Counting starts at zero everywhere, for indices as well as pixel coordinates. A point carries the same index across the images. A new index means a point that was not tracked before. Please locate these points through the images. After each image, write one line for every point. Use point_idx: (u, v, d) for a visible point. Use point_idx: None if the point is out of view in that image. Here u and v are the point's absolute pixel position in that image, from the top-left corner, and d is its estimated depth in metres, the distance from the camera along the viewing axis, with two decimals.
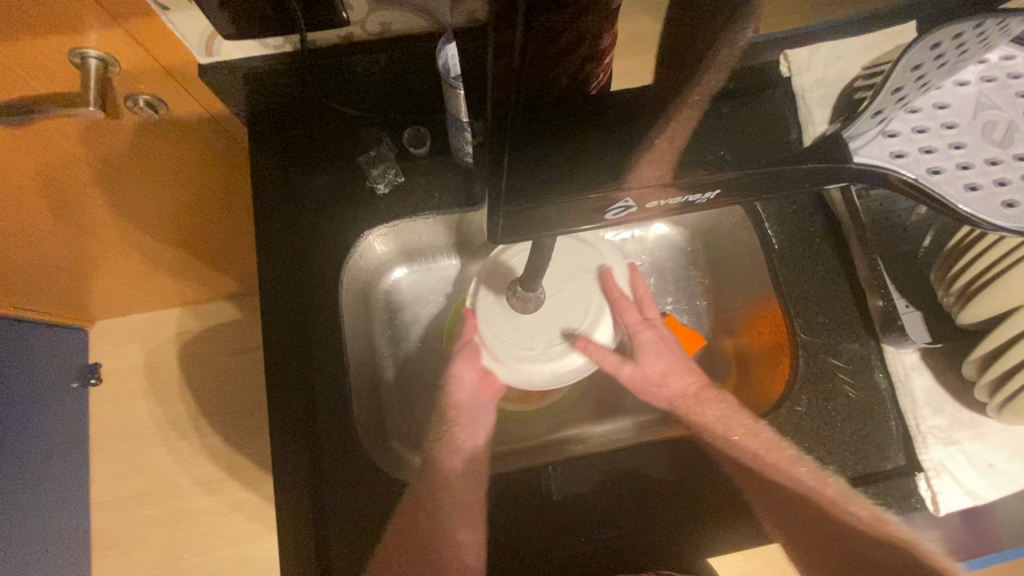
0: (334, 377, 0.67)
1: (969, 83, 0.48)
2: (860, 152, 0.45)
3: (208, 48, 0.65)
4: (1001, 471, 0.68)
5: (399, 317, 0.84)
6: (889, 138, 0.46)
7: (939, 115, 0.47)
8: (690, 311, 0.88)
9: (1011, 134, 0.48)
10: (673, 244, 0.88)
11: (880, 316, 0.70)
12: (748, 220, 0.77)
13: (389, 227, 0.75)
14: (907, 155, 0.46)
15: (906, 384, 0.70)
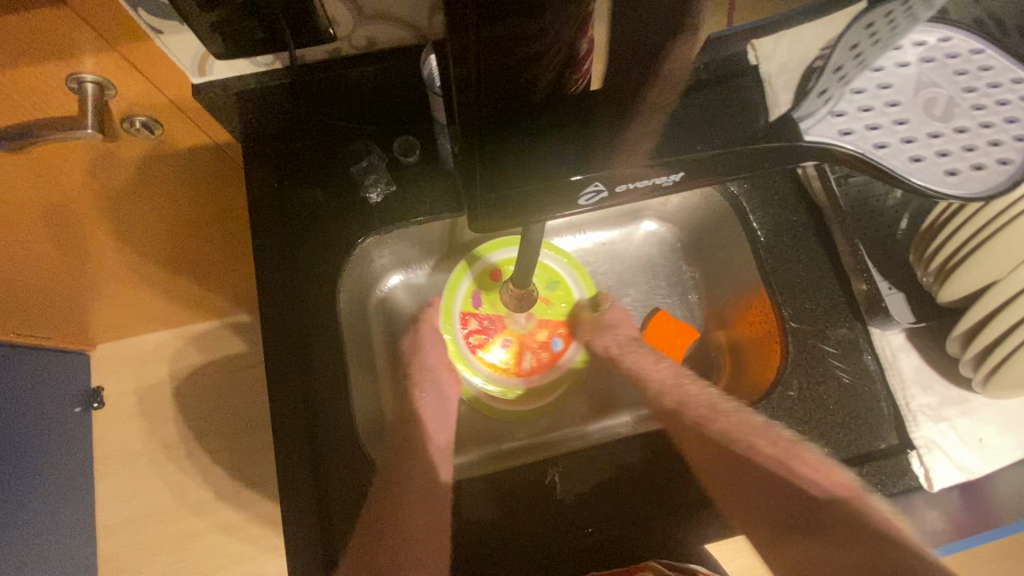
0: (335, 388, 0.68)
1: (909, 63, 0.51)
2: (810, 132, 0.48)
3: (201, 68, 0.63)
4: (992, 446, 0.69)
5: (399, 325, 0.85)
6: (836, 117, 0.49)
7: (884, 94, 0.50)
8: (682, 305, 0.90)
9: (948, 108, 0.51)
10: (663, 239, 0.91)
11: (864, 299, 0.72)
12: (732, 212, 0.79)
13: (379, 236, 0.76)
14: (854, 131, 0.49)
15: (894, 364, 0.72)
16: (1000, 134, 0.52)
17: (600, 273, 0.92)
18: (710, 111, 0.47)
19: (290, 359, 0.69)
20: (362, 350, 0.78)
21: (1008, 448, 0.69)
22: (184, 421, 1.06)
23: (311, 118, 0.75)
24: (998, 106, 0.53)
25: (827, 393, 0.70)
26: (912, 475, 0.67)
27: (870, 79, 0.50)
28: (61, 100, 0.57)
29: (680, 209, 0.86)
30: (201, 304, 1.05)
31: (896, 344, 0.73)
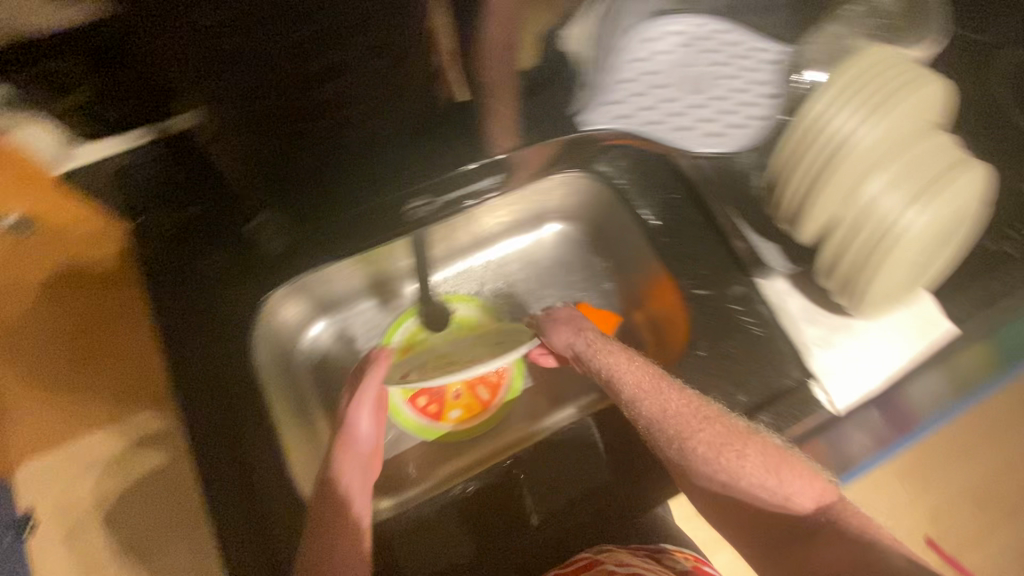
0: (268, 452, 0.61)
1: (669, 53, 0.78)
2: (591, 121, 0.74)
3: (61, 151, 0.59)
4: (885, 360, 0.68)
5: (331, 368, 0.76)
6: (616, 108, 0.75)
7: (654, 80, 0.77)
8: (599, 295, 0.84)
9: (704, 84, 0.77)
10: (570, 235, 0.85)
11: (745, 255, 0.73)
12: (604, 189, 0.78)
13: (291, 286, 0.69)
14: (630, 116, 0.75)
15: (781, 306, 0.71)
16: (740, 113, 0.76)
17: (518, 282, 0.85)
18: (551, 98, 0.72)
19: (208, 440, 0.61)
20: (299, 420, 0.70)
21: (899, 360, 0.68)
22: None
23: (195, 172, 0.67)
24: (754, 81, 0.78)
25: (731, 347, 0.70)
26: (817, 405, 0.66)
27: (633, 70, 0.77)
28: None
29: (568, 202, 0.82)
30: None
31: (783, 291, 0.71)
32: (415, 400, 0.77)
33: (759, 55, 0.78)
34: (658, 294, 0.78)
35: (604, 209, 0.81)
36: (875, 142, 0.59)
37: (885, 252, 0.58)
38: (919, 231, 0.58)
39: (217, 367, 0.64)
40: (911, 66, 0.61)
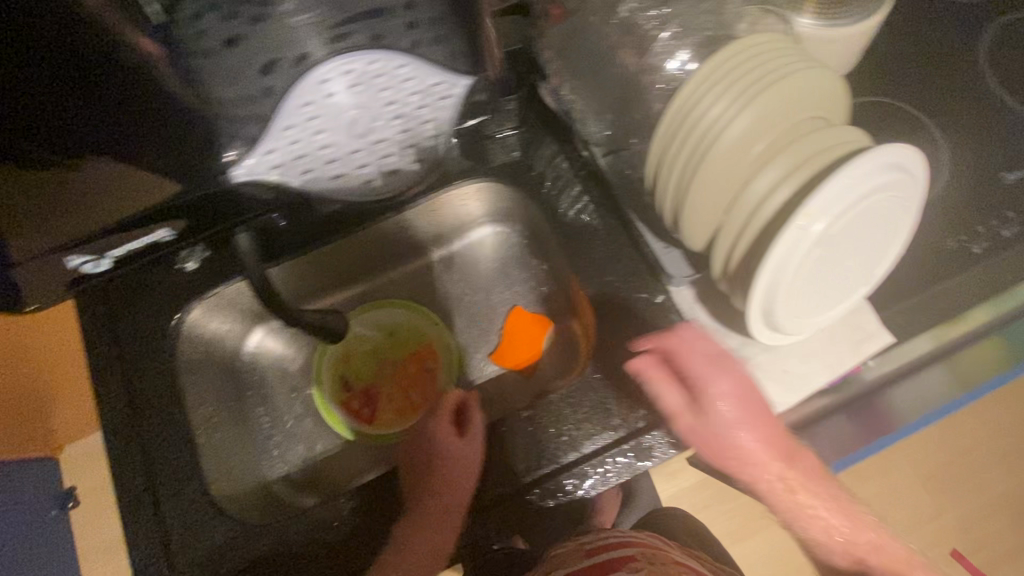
0: (175, 468, 0.68)
1: (336, 91, 0.52)
2: (240, 173, 0.56)
3: None
4: (797, 373, 0.65)
5: (269, 376, 0.86)
6: (265, 156, 0.55)
7: (313, 126, 0.54)
8: (535, 296, 0.90)
9: (366, 128, 0.57)
10: (500, 239, 0.91)
11: (653, 261, 0.69)
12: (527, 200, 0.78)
13: (208, 302, 0.78)
14: (277, 165, 0.56)
15: (693, 317, 0.68)
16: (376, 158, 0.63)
17: (450, 286, 0.91)
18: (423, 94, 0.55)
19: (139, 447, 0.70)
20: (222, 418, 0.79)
21: (814, 374, 0.65)
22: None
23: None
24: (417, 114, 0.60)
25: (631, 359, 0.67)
26: None
27: (295, 114, 0.52)
28: None
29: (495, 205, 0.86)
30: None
31: (690, 300, 0.69)
32: (352, 399, 0.87)
33: (428, 82, 0.56)
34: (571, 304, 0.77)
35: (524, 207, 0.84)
36: (746, 134, 0.52)
37: (768, 233, 0.52)
38: (819, 231, 0.51)
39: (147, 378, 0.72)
40: (780, 43, 0.56)
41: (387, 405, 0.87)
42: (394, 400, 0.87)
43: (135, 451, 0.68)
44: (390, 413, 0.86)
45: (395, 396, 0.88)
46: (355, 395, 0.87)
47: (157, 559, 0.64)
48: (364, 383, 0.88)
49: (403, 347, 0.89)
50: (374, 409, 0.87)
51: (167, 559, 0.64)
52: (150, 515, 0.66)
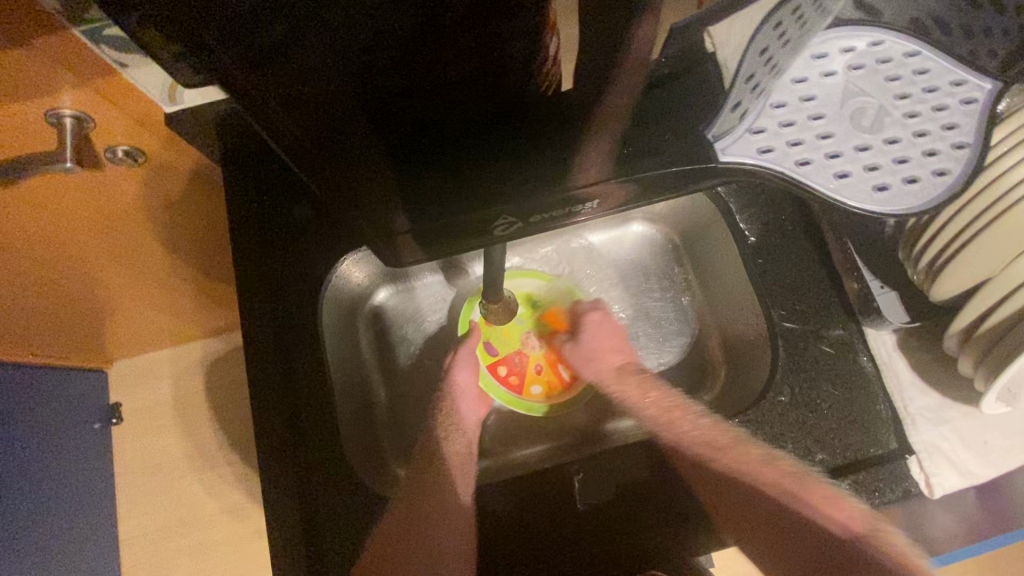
0: (320, 416, 0.65)
1: (837, 72, 0.48)
2: (727, 152, 0.46)
3: (173, 98, 0.61)
4: (997, 448, 0.62)
5: (389, 336, 0.83)
6: (755, 135, 0.47)
7: (807, 108, 0.47)
8: (676, 311, 0.83)
9: (880, 118, 0.48)
10: (654, 241, 0.85)
11: (856, 299, 0.65)
12: (717, 209, 0.73)
13: (362, 252, 0.75)
14: (773, 150, 0.47)
15: (891, 365, 0.64)
16: (944, 147, 0.49)
17: (590, 280, 0.86)
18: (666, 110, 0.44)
19: (275, 393, 0.66)
20: (356, 372, 0.76)
21: (1015, 453, 0.62)
22: (199, 436, 1.16)
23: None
24: (942, 114, 0.49)
25: (819, 396, 0.63)
26: (913, 480, 0.60)
27: (790, 91, 0.47)
28: (41, 134, 0.57)
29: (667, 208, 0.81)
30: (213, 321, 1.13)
31: (890, 347, 0.65)
32: (498, 364, 0.82)
33: (949, 79, 0.49)
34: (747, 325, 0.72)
35: (698, 216, 0.78)
36: None
37: None
38: None
39: (303, 317, 0.69)
40: None
41: (534, 376, 0.82)
42: (542, 371, 0.82)
43: (283, 389, 0.66)
44: (538, 384, 0.81)
45: (543, 368, 0.82)
46: (499, 359, 0.83)
47: (295, 512, 0.62)
48: (511, 348, 0.83)
49: (551, 318, 0.84)
50: (523, 378, 0.82)
51: (307, 513, 0.62)
52: (291, 464, 0.63)
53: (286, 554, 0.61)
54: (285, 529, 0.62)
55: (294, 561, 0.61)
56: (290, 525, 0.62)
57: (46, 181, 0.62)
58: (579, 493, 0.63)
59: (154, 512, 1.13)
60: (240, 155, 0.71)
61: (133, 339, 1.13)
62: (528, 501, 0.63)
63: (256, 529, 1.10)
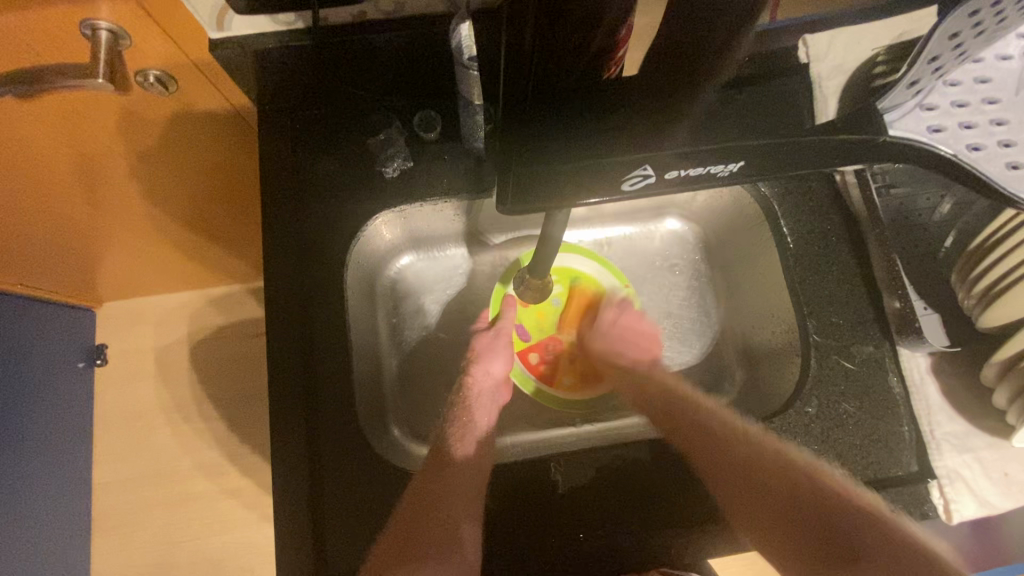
0: (336, 378, 0.63)
1: (1015, 55, 0.47)
2: (896, 126, 0.44)
3: (220, 23, 0.57)
4: (1017, 482, 0.62)
5: (405, 304, 0.81)
6: (926, 112, 0.45)
7: (981, 90, 0.47)
8: (699, 313, 0.82)
9: None
10: (686, 239, 0.83)
11: (895, 319, 0.64)
12: (761, 213, 0.70)
13: (395, 214, 0.71)
14: (946, 130, 0.46)
15: (921, 389, 0.64)
16: None
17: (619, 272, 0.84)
18: (752, 106, 0.43)
19: (290, 349, 0.63)
20: (371, 337, 0.74)
21: None
22: (188, 387, 1.12)
23: (339, 89, 0.68)
24: None
25: (846, 411, 0.63)
26: (931, 506, 0.60)
27: (967, 71, 0.47)
28: (72, 44, 0.53)
29: (706, 205, 0.79)
30: (214, 271, 1.09)
31: (923, 370, 0.64)
32: (529, 351, 0.81)
33: None
34: (774, 333, 0.71)
35: (736, 219, 0.76)
36: None
37: None
38: None
39: (323, 274, 0.66)
40: None
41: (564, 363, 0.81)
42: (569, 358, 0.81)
43: (299, 346, 0.63)
44: (570, 375, 0.80)
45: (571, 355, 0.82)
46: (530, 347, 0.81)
47: (300, 471, 0.60)
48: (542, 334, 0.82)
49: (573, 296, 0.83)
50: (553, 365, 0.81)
51: (313, 474, 0.61)
52: (302, 423, 0.61)
53: (288, 513, 0.59)
54: (289, 488, 0.60)
55: (295, 521, 0.59)
56: (295, 485, 0.60)
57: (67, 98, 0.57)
58: (561, 475, 0.63)
59: (132, 458, 1.10)
60: (275, 97, 0.68)
61: (128, 280, 1.08)
62: (514, 483, 0.63)
63: (237, 488, 1.08)
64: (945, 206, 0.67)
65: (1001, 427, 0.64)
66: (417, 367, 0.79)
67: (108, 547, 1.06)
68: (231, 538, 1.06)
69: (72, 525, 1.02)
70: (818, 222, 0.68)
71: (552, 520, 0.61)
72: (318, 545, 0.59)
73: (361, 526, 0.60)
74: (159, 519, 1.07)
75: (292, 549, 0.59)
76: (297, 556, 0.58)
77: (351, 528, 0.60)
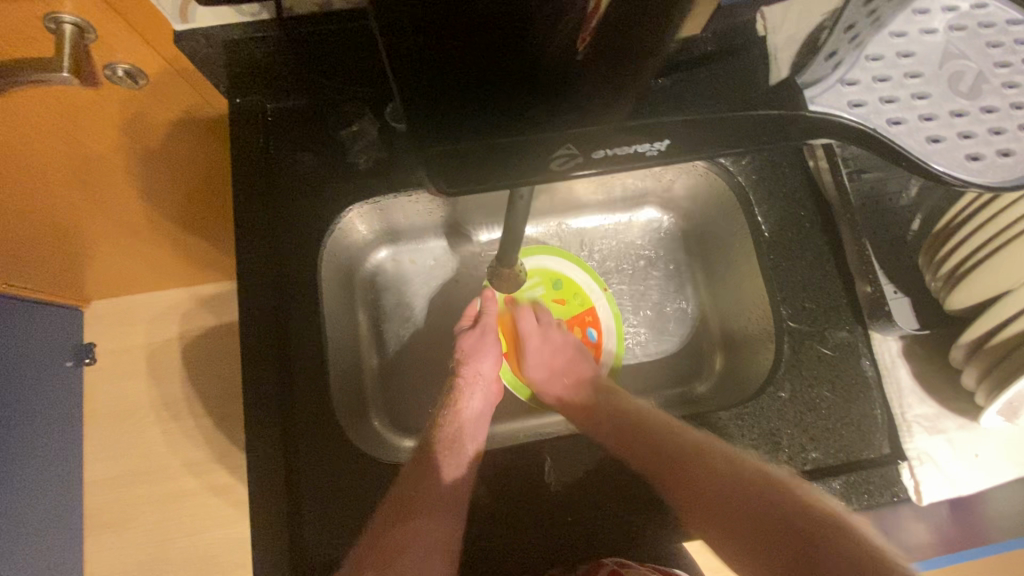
0: (313, 371, 0.63)
1: (937, 30, 0.47)
2: (817, 101, 0.43)
3: (184, 14, 0.57)
4: (988, 462, 0.63)
5: (385, 298, 0.81)
6: (847, 87, 0.44)
7: (903, 64, 0.46)
8: (678, 303, 0.82)
9: (977, 85, 0.46)
10: (663, 228, 0.83)
11: (867, 303, 0.64)
12: (736, 201, 0.71)
13: (368, 205, 0.71)
14: (867, 104, 0.44)
15: (892, 372, 0.64)
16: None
17: (597, 262, 0.84)
18: (716, 88, 0.43)
19: (266, 344, 0.63)
20: (349, 330, 0.74)
21: (999, 467, 0.63)
22: (176, 385, 1.13)
23: (301, 79, 0.68)
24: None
25: (821, 397, 0.63)
26: (902, 487, 0.61)
27: (887, 45, 0.46)
28: (35, 40, 0.52)
29: (683, 194, 0.79)
30: (199, 269, 1.09)
31: (894, 353, 0.65)
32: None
33: None
34: (750, 321, 0.72)
35: (713, 208, 0.76)
36: None
37: None
38: None
39: (299, 267, 0.66)
40: None
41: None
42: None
43: (275, 340, 0.63)
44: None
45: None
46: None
47: (278, 464, 0.61)
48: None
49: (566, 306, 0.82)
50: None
51: (290, 467, 0.61)
52: (278, 417, 0.62)
53: (264, 507, 0.59)
54: (266, 482, 0.60)
55: (272, 514, 0.59)
56: (270, 479, 0.60)
57: (31, 94, 0.56)
58: (549, 468, 0.63)
59: (121, 457, 1.10)
60: (246, 90, 0.68)
61: (112, 280, 1.08)
62: (499, 475, 0.63)
63: (223, 485, 1.08)
64: (913, 190, 0.68)
65: (970, 407, 0.65)
66: (397, 361, 0.80)
67: (98, 546, 1.06)
68: (220, 536, 1.06)
69: (63, 524, 1.03)
70: (794, 209, 0.69)
71: (538, 510, 0.62)
72: (295, 538, 0.59)
73: (340, 519, 0.60)
74: (148, 517, 1.07)
75: (270, 542, 0.59)
76: (276, 551, 0.58)
77: (328, 520, 0.60)
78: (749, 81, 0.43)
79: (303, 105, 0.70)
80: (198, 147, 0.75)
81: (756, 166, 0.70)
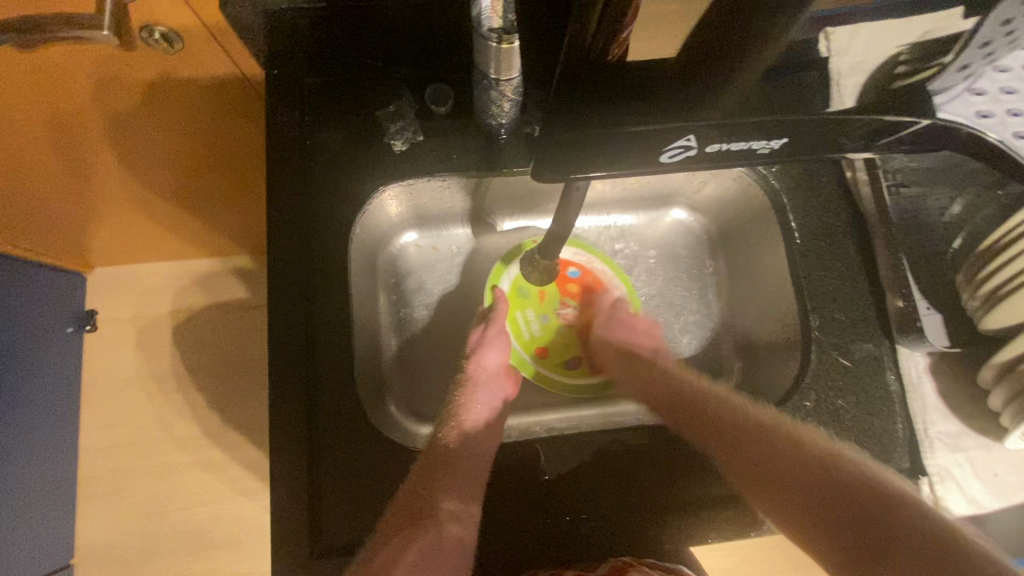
0: (337, 351, 0.62)
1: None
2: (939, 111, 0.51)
3: None
4: (1006, 482, 0.64)
5: (406, 283, 0.80)
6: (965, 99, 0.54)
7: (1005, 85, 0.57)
8: (700, 307, 0.81)
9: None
10: (690, 230, 0.83)
11: (897, 317, 0.64)
12: (770, 208, 0.70)
13: (401, 187, 0.70)
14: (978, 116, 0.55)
15: (917, 387, 0.64)
16: None
17: (623, 257, 0.84)
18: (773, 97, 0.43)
19: (293, 320, 0.62)
20: (370, 312, 0.73)
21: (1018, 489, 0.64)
22: (178, 357, 1.11)
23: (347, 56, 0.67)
24: None
25: (843, 408, 0.63)
26: (920, 502, 0.61)
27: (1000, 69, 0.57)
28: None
29: (713, 197, 0.78)
30: (208, 242, 1.07)
31: (921, 369, 0.65)
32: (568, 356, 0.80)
33: None
34: (773, 327, 0.72)
35: (745, 213, 0.75)
36: None
37: None
38: None
39: (326, 245, 0.65)
40: None
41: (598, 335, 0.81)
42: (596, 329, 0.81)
43: (301, 316, 0.62)
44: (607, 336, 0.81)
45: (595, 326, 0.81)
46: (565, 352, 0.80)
47: (297, 444, 0.60)
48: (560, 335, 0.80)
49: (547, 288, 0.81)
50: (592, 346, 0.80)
51: (309, 445, 0.60)
52: (299, 395, 0.61)
53: (279, 485, 0.59)
54: (285, 459, 0.60)
55: (286, 490, 0.59)
56: (290, 457, 0.60)
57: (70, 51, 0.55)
58: (550, 456, 0.63)
59: (119, 425, 1.09)
60: (285, 63, 0.67)
61: (121, 247, 1.07)
62: (517, 471, 0.63)
63: (222, 460, 1.07)
64: (952, 209, 0.68)
65: (992, 428, 0.65)
66: (415, 347, 0.78)
67: (91, 514, 1.05)
68: (216, 511, 1.06)
69: (59, 488, 1.02)
70: (831, 220, 0.69)
71: (549, 503, 0.62)
72: (312, 518, 0.59)
73: (357, 501, 0.60)
74: (144, 488, 1.06)
75: (285, 521, 0.58)
76: (290, 529, 0.58)
77: (345, 499, 0.60)
78: (813, 96, 0.44)
79: (345, 82, 0.69)
80: (230, 123, 0.74)
81: (798, 176, 0.70)
